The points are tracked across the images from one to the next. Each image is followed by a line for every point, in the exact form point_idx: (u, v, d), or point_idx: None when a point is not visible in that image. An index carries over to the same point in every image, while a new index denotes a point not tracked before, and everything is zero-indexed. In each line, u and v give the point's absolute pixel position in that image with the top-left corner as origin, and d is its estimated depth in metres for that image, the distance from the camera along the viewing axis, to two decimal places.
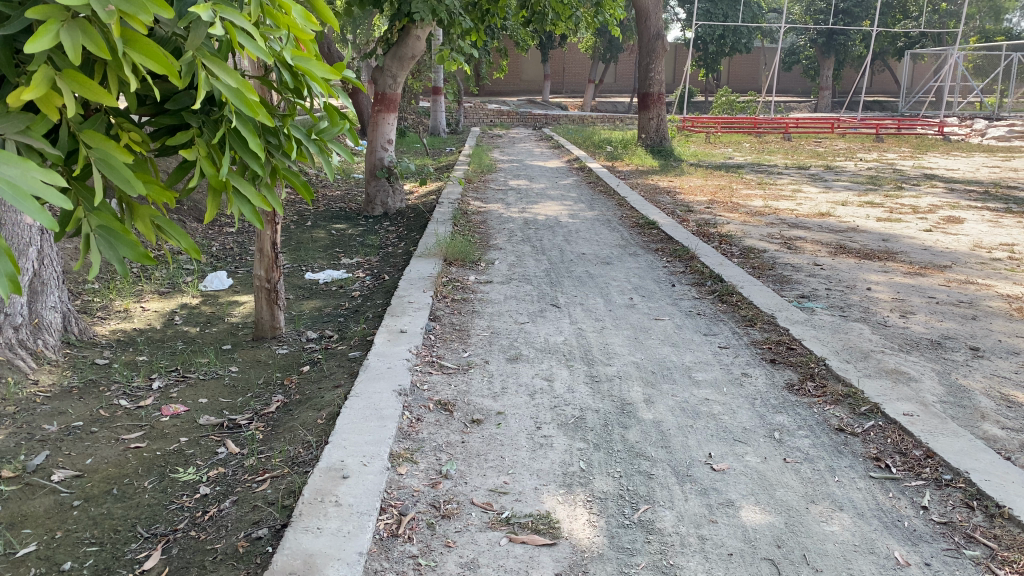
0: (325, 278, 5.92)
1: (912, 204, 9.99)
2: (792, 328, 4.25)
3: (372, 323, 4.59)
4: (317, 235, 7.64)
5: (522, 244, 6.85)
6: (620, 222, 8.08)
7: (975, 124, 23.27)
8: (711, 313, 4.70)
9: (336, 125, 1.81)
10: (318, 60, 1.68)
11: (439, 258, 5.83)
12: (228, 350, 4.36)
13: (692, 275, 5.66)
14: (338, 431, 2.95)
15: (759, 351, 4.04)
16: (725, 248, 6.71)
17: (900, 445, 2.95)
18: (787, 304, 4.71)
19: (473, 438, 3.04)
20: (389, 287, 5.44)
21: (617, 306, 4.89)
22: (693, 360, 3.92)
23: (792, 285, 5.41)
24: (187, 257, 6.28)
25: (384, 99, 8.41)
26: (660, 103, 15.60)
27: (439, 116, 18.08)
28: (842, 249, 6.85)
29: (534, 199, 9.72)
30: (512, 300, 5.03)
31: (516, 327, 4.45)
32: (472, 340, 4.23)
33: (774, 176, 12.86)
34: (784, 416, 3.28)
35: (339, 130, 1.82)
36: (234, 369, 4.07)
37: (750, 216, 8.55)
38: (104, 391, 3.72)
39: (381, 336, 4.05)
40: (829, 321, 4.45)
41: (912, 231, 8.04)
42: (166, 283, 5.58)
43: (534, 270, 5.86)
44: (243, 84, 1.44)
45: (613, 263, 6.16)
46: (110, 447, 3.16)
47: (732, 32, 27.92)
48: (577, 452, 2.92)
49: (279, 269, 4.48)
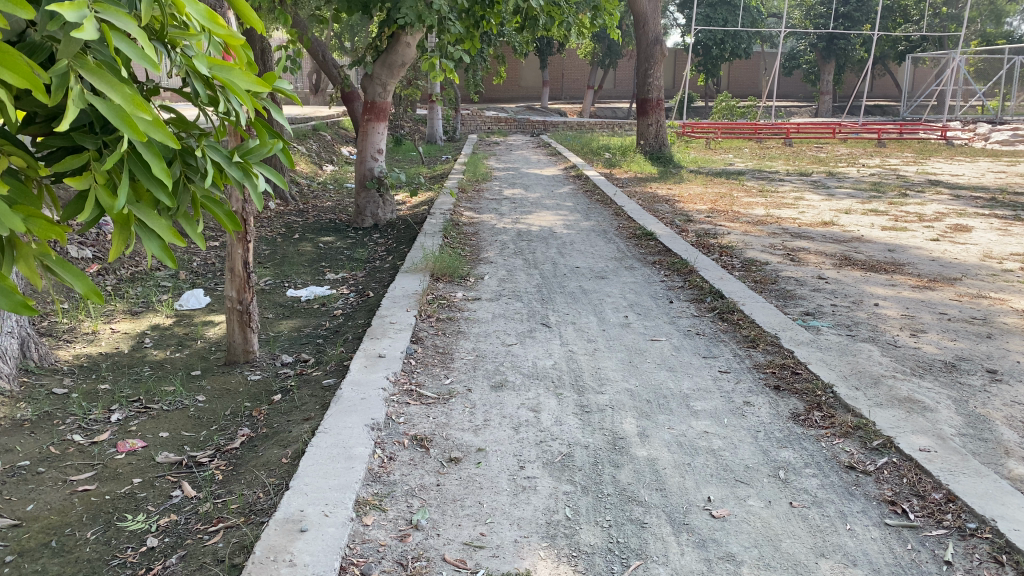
0: (307, 295, 5.67)
1: (917, 211, 9.74)
2: (797, 350, 3.99)
3: (350, 346, 4.34)
4: (303, 249, 7.40)
5: (514, 257, 6.60)
6: (617, 232, 7.83)
7: (978, 128, 23.01)
8: (710, 332, 4.45)
9: (265, 145, 1.57)
10: (238, 70, 1.46)
11: (426, 274, 5.59)
12: (197, 377, 4.10)
13: (690, 290, 5.41)
14: (301, 475, 2.69)
15: (762, 376, 3.78)
16: (725, 260, 6.46)
17: (917, 486, 2.69)
18: (790, 324, 4.44)
19: (449, 481, 2.78)
20: (372, 305, 5.19)
21: (612, 325, 4.64)
22: (691, 387, 3.66)
23: (796, 300, 5.16)
24: (164, 274, 6.03)
25: (373, 108, 8.19)
26: (659, 110, 15.37)
27: (435, 124, 17.87)
28: (848, 261, 6.59)
29: (528, 208, 9.48)
30: (500, 319, 4.78)
31: (503, 349, 4.20)
32: (455, 364, 3.97)
33: (775, 183, 12.63)
34: (789, 451, 3.02)
35: (269, 149, 1.58)
36: (202, 398, 3.81)
37: (752, 226, 8.30)
38: (58, 424, 3.47)
39: (358, 362, 3.79)
40: (835, 341, 4.19)
41: (919, 240, 7.77)
42: (139, 302, 5.34)
43: (526, 286, 5.61)
44: (133, 100, 1.19)
45: (608, 277, 5.91)
46: (56, 491, 2.90)
47: (732, 37, 27.72)
48: (562, 497, 2.65)
49: (252, 289, 4.23)
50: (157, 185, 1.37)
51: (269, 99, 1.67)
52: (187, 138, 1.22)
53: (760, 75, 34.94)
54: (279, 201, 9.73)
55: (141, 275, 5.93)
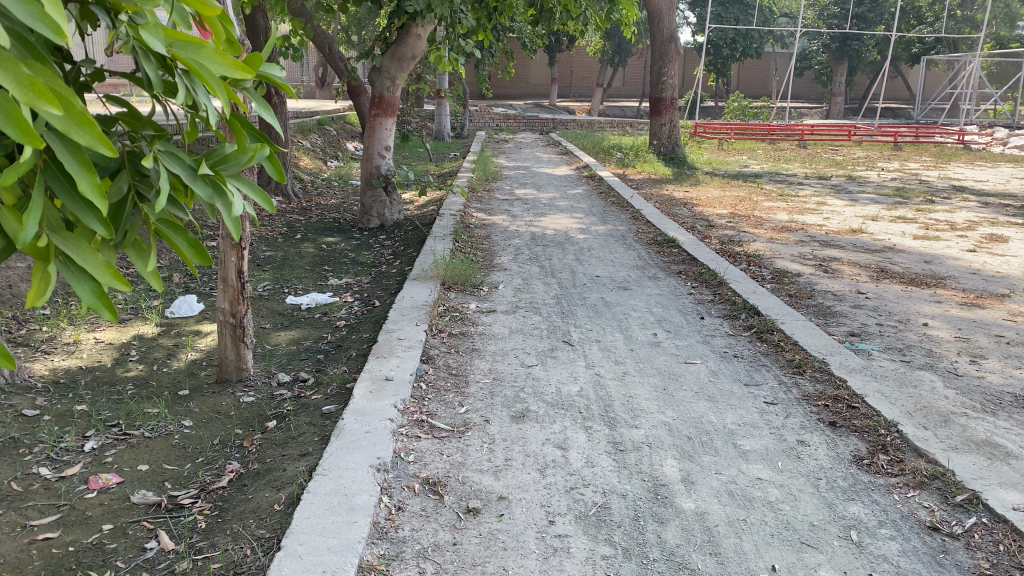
0: (308, 302, 5.29)
1: (948, 219, 9.31)
2: (850, 380, 3.59)
3: (354, 364, 3.94)
4: (305, 251, 7.01)
5: (529, 263, 6.20)
6: (636, 238, 7.44)
7: (996, 133, 22.51)
8: (750, 355, 4.04)
9: (245, 152, 1.23)
10: (208, 49, 1.11)
11: (436, 282, 5.20)
12: (185, 397, 3.71)
13: (722, 304, 5.00)
14: (294, 531, 2.30)
15: (815, 410, 3.37)
16: (755, 271, 6.05)
17: (1018, 557, 2.29)
18: (838, 347, 4.04)
19: (466, 539, 2.39)
20: (378, 316, 4.81)
21: (640, 344, 4.23)
22: (736, 422, 3.26)
23: (837, 318, 4.75)
24: (156, 278, 5.65)
25: (382, 103, 7.80)
26: (673, 108, 14.94)
27: (444, 120, 17.46)
28: (885, 273, 6.19)
29: (542, 210, 9.09)
30: (517, 335, 4.38)
31: (522, 371, 3.80)
32: (471, 389, 3.57)
33: (794, 187, 12.21)
34: (858, 506, 2.61)
35: (249, 158, 1.23)
36: (188, 423, 3.42)
37: (777, 233, 7.90)
38: (23, 454, 3.07)
39: (361, 386, 3.39)
40: (891, 369, 3.78)
41: (955, 251, 7.36)
42: (128, 308, 4.97)
43: (543, 297, 5.21)
44: (32, 84, 0.89)
45: (631, 287, 5.51)
46: (12, 540, 2.51)
47: (743, 36, 27.24)
48: (601, 564, 2.26)
49: (246, 302, 3.84)
50: (87, 208, 1.08)
51: (249, 92, 1.30)
52: (116, 142, 0.95)
53: (771, 75, 34.45)
54: (281, 199, 9.36)
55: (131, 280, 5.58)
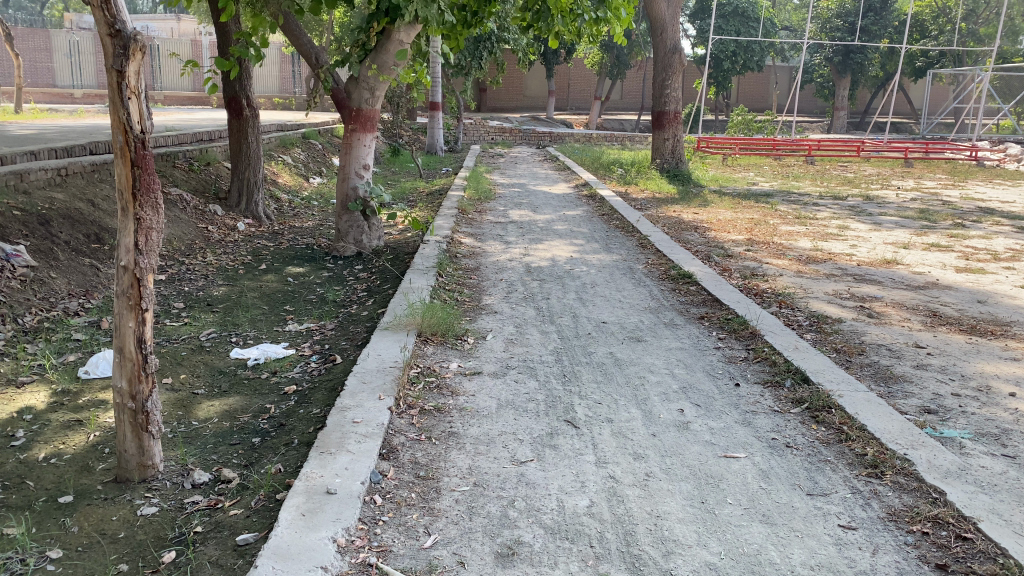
0: (256, 357, 4.39)
1: (987, 247, 8.40)
2: (950, 493, 2.68)
3: (294, 458, 3.03)
4: (267, 285, 6.13)
5: (523, 305, 5.32)
6: (646, 271, 6.56)
7: (1009, 149, 21.64)
8: (808, 445, 3.15)
9: None
10: None
11: (409, 335, 4.30)
12: (64, 507, 2.80)
13: (758, 364, 4.11)
14: None
15: (910, 540, 2.47)
16: (788, 315, 5.18)
17: None
18: (918, 435, 3.13)
19: None
20: (338, 378, 3.91)
21: (664, 427, 3.32)
22: (807, 564, 2.35)
23: (903, 385, 3.86)
24: (77, 330, 4.75)
25: (359, 116, 6.95)
26: (676, 122, 14.11)
27: (436, 133, 16.58)
28: (938, 318, 5.30)
29: (539, 234, 8.23)
30: (509, 410, 3.48)
31: (512, 473, 2.88)
32: (443, 505, 2.65)
33: (810, 208, 11.34)
34: None
35: None
36: (55, 555, 2.50)
37: (804, 265, 7.03)
38: None
39: (291, 506, 2.49)
40: (1000, 472, 2.87)
41: (1005, 287, 6.46)
42: (31, 369, 4.06)
43: (540, 352, 4.31)
44: None
45: (646, 339, 4.60)
46: None
47: (745, 49, 26.40)
48: None
49: (151, 379, 2.92)
50: None
51: None
52: None
53: (771, 88, 33.67)
54: (251, 222, 8.45)
55: (48, 328, 4.70)
